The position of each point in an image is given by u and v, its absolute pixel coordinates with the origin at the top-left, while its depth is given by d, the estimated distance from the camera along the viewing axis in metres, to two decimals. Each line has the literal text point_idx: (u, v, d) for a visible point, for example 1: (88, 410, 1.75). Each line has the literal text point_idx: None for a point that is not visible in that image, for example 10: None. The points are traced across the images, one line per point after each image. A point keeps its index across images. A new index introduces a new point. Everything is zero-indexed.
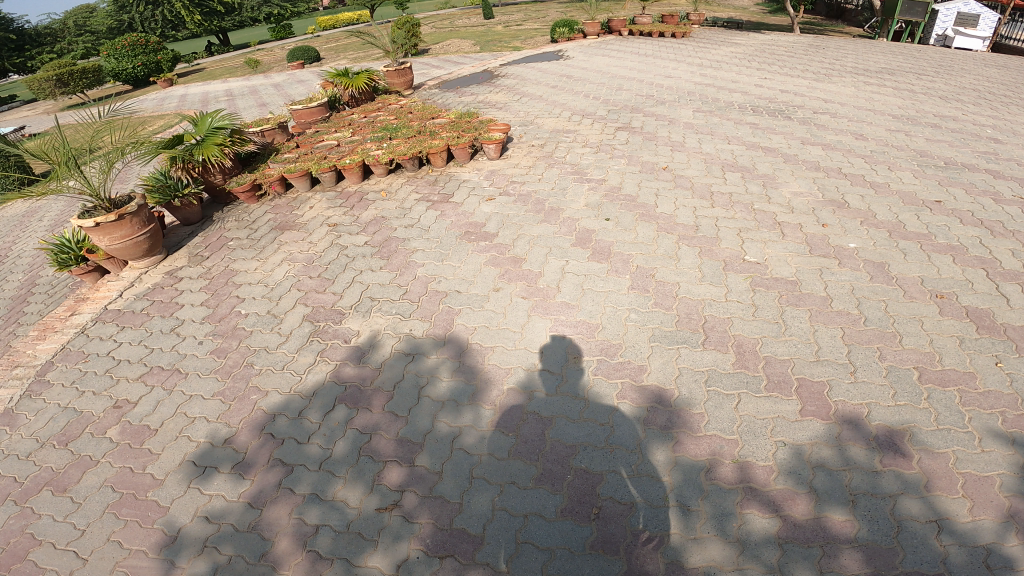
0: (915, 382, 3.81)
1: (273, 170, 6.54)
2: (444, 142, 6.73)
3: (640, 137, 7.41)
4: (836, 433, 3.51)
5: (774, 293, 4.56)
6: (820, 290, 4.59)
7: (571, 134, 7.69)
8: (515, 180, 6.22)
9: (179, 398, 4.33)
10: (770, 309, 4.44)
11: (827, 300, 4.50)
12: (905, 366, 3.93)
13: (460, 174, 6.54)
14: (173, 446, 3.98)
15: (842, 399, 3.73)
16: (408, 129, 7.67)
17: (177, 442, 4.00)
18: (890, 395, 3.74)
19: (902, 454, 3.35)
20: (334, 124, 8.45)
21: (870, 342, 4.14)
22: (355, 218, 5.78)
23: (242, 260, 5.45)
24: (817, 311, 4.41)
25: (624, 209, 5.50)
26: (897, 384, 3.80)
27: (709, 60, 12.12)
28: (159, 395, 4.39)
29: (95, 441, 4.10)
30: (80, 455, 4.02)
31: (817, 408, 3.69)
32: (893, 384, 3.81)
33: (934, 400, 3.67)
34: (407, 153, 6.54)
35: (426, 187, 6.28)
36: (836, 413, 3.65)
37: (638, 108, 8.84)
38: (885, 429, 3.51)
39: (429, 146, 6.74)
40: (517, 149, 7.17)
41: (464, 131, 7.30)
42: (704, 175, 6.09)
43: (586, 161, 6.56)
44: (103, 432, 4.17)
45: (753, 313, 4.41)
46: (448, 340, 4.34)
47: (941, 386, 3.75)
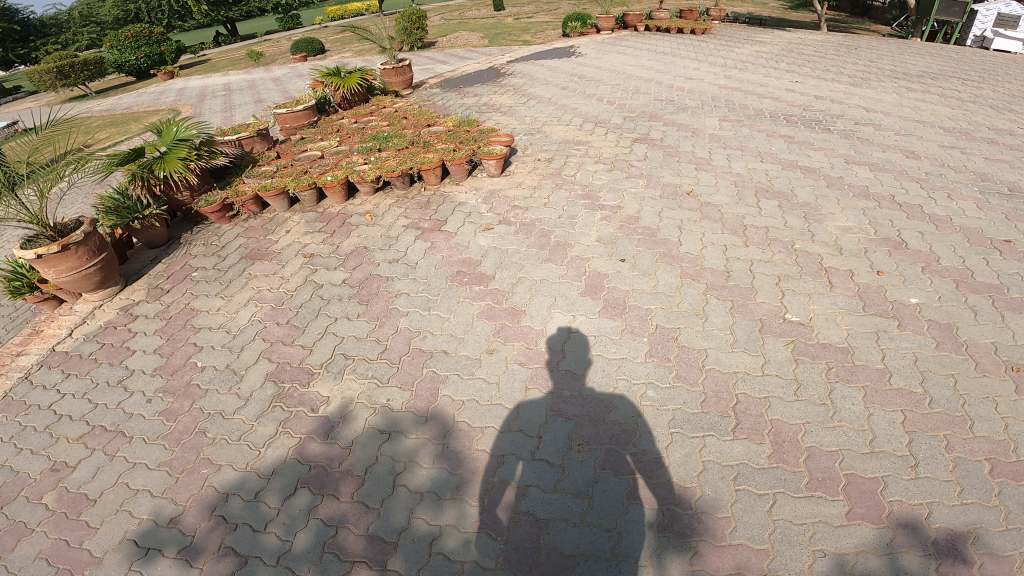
0: (986, 476, 3.08)
1: (247, 186, 5.86)
2: (438, 157, 5.97)
3: (660, 150, 6.62)
4: (887, 539, 2.83)
5: (822, 366, 3.85)
6: (875, 361, 3.86)
7: (582, 147, 6.90)
8: (516, 202, 5.46)
9: (121, 465, 3.71)
10: (816, 385, 3.72)
11: (884, 374, 3.76)
12: (975, 457, 3.18)
13: (454, 194, 5.80)
14: (113, 520, 3.36)
15: (899, 499, 3.01)
16: (400, 140, 6.91)
17: (117, 516, 3.39)
18: (955, 492, 3.02)
19: (963, 560, 2.70)
20: (321, 130, 7.72)
21: (934, 429, 3.37)
22: (331, 249, 5.10)
23: (205, 298, 4.86)
24: (873, 389, 3.66)
25: (642, 247, 4.75)
26: (966, 480, 3.07)
27: (734, 60, 11.21)
28: (98, 460, 3.77)
29: (30, 507, 3.50)
30: (13, 522, 3.43)
31: (867, 510, 2.97)
32: (960, 480, 3.08)
33: (1007, 497, 2.97)
34: (395, 169, 5.80)
35: (417, 210, 5.55)
36: (890, 515, 2.94)
37: (658, 116, 8.00)
38: (946, 532, 2.83)
39: (420, 161, 5.98)
40: (521, 163, 6.39)
41: (462, 144, 6.54)
42: (734, 203, 5.30)
43: (599, 180, 5.77)
44: (39, 497, 3.56)
45: (795, 392, 3.68)
46: (431, 417, 3.68)
47: (1017, 480, 3.03)
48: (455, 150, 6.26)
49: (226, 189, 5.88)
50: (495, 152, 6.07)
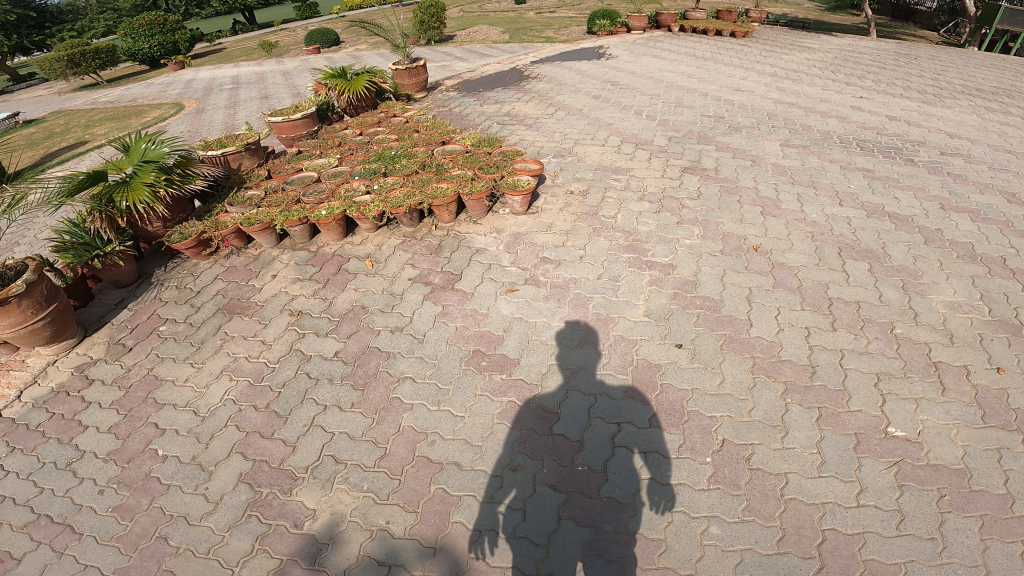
0: None
1: (229, 217, 4.99)
2: (452, 189, 5.00)
3: (716, 185, 5.62)
4: None
5: (932, 493, 2.92)
6: (997, 485, 2.94)
7: (622, 176, 5.95)
8: (541, 249, 4.54)
9: (65, 572, 2.95)
10: (925, 518, 2.80)
11: (1006, 501, 2.86)
12: None
13: (468, 231, 4.86)
14: None
15: None
16: (409, 161, 5.96)
17: None
18: None
19: None
20: (322, 144, 6.79)
21: None
22: (321, 303, 4.26)
23: (172, 364, 4.11)
24: (992, 519, 2.78)
25: (702, 326, 3.91)
26: None
27: (787, 69, 10.10)
28: (43, 559, 3.02)
29: None
30: None
31: None
32: None
33: None
34: (400, 202, 4.84)
35: (426, 252, 4.62)
36: None
37: (707, 138, 6.99)
38: None
39: (431, 192, 5.01)
40: (551, 196, 5.43)
41: (481, 169, 5.55)
42: (814, 266, 4.41)
43: (645, 225, 4.81)
44: None
45: (898, 525, 2.78)
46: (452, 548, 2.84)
47: None
48: (473, 179, 5.29)
49: (206, 219, 4.97)
50: (521, 185, 5.08)
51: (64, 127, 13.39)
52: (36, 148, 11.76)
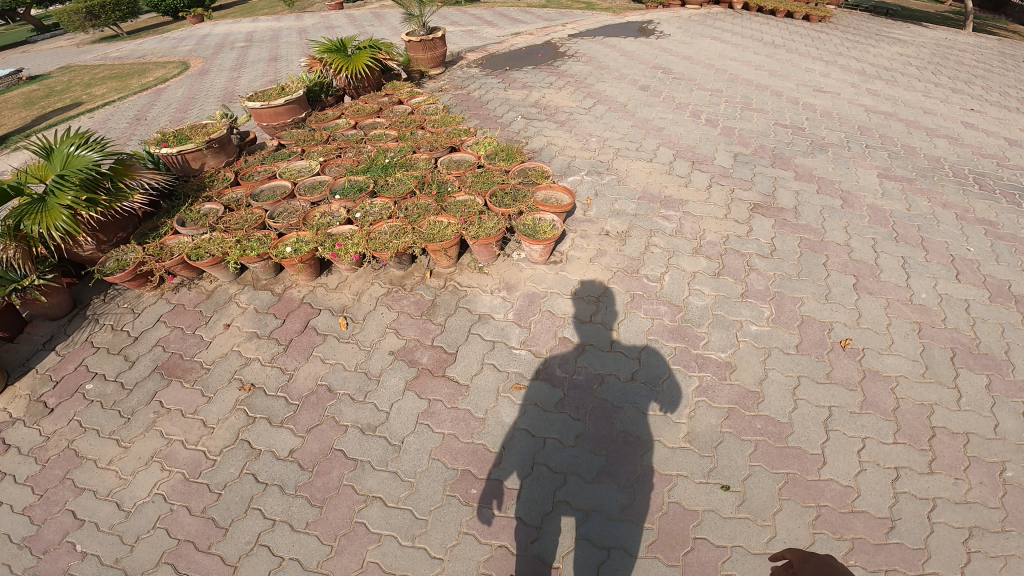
0: None
1: (178, 241, 4.09)
2: (450, 229, 3.99)
3: (793, 236, 4.45)
4: None
5: None
6: None
7: (670, 212, 4.81)
8: (554, 322, 3.56)
9: None
10: None
11: None
12: None
13: (469, 286, 3.90)
14: None
15: None
16: (404, 175, 4.90)
17: None
18: None
19: None
20: (305, 138, 5.69)
21: None
22: (280, 374, 3.40)
23: (96, 438, 3.28)
24: None
25: (759, 462, 2.97)
26: None
27: (878, 66, 8.45)
28: None
29: None
30: None
31: None
32: None
33: None
34: (383, 244, 3.86)
35: (415, 313, 3.69)
36: None
37: (784, 159, 5.69)
38: None
39: (423, 231, 4.01)
40: (579, 239, 4.38)
41: (491, 198, 4.49)
42: (918, 379, 3.37)
43: (698, 297, 3.76)
44: None
45: None
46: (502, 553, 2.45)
47: None
48: (478, 212, 4.24)
49: (152, 241, 4.10)
50: (541, 230, 4.03)
51: (66, 85, 12.53)
52: (31, 108, 10.93)
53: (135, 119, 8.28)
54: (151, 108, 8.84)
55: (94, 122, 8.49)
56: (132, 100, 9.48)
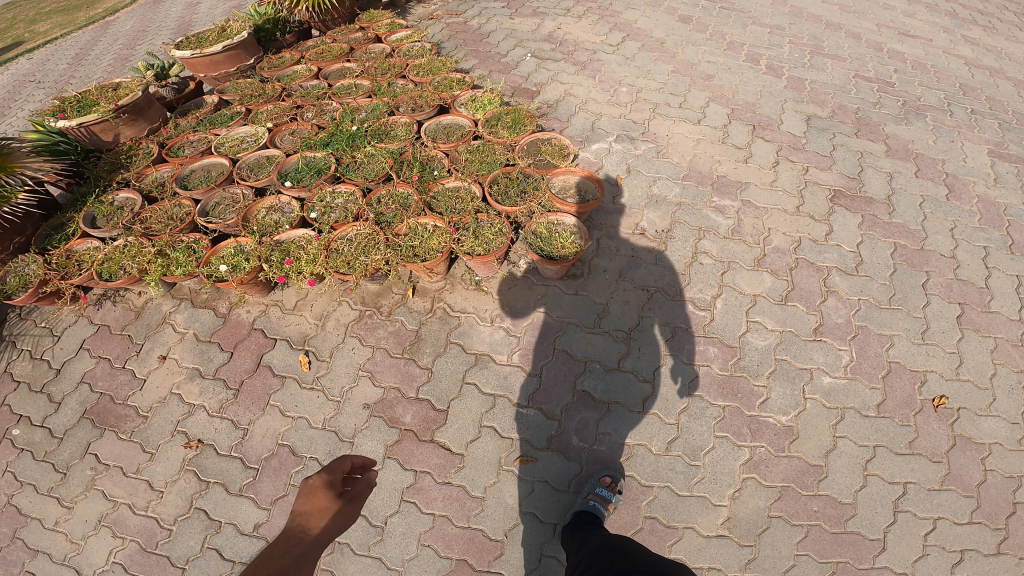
0: None
1: (89, 251, 3.06)
2: (437, 238, 2.92)
3: (881, 240, 3.63)
4: None
5: None
6: None
7: (719, 203, 3.92)
8: (568, 369, 2.92)
9: None
10: None
11: None
12: None
13: (460, 311, 3.13)
14: None
15: None
16: (374, 149, 3.50)
17: None
18: None
19: None
20: (250, 90, 4.15)
21: None
22: (233, 430, 2.85)
23: (35, 494, 2.81)
24: None
25: (807, 550, 2.47)
26: None
27: (974, 3, 6.97)
28: None
29: None
30: None
31: None
32: None
33: None
34: (347, 262, 2.82)
35: (395, 349, 3.01)
36: None
37: (871, 126, 4.60)
38: None
39: (402, 241, 2.94)
40: (603, 243, 3.57)
41: (489, 187, 3.27)
42: (1015, 448, 2.75)
43: (759, 334, 3.09)
44: None
45: None
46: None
47: None
48: (474, 211, 3.09)
49: (56, 247, 3.15)
50: (556, 244, 3.05)
51: (9, 20, 10.88)
52: None
53: (76, 61, 6.99)
54: (94, 45, 7.47)
55: (30, 65, 7.21)
56: (76, 37, 8.09)
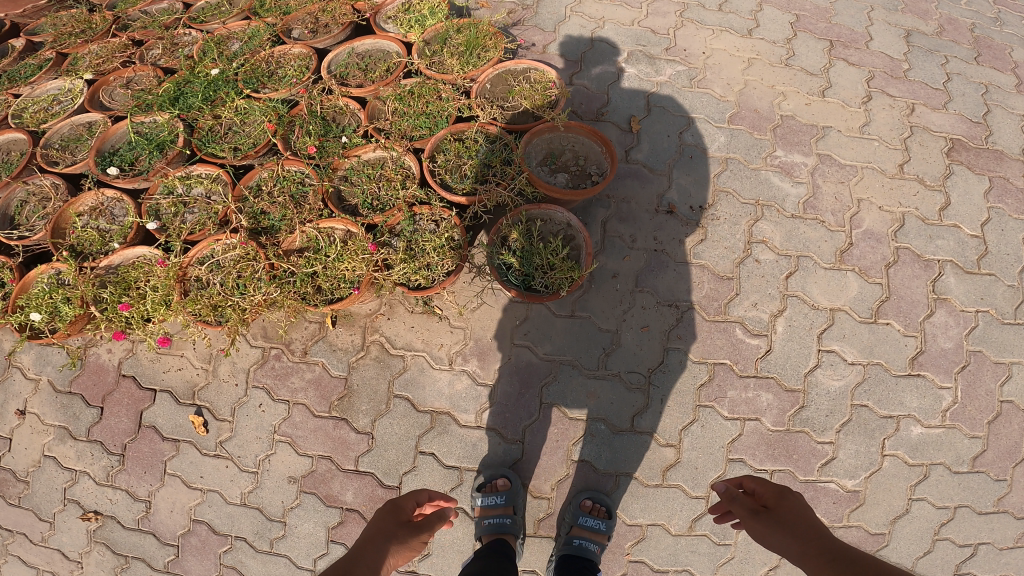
0: None
1: None
2: (348, 259, 1.77)
3: (1014, 216, 2.74)
4: None
5: None
6: None
7: (779, 162, 2.79)
8: (557, 431, 2.21)
9: None
10: None
11: None
12: None
13: (404, 350, 2.12)
14: None
15: None
16: (246, 101, 2.17)
17: None
18: None
19: None
20: (68, 24, 2.72)
21: None
22: (130, 502, 2.28)
23: None
24: None
25: None
26: None
27: None
28: None
29: None
30: None
31: None
32: None
33: None
34: (210, 307, 1.78)
35: (319, 407, 2.14)
36: None
37: (994, 47, 3.28)
38: None
39: (293, 264, 1.81)
40: (609, 232, 2.51)
41: (431, 162, 2.02)
42: None
43: (834, 372, 2.40)
44: None
45: None
46: (507, 494, 2.06)
47: None
48: (405, 205, 1.89)
49: None
50: (538, 256, 1.88)
51: None
52: None
53: None
54: None
55: None
56: None
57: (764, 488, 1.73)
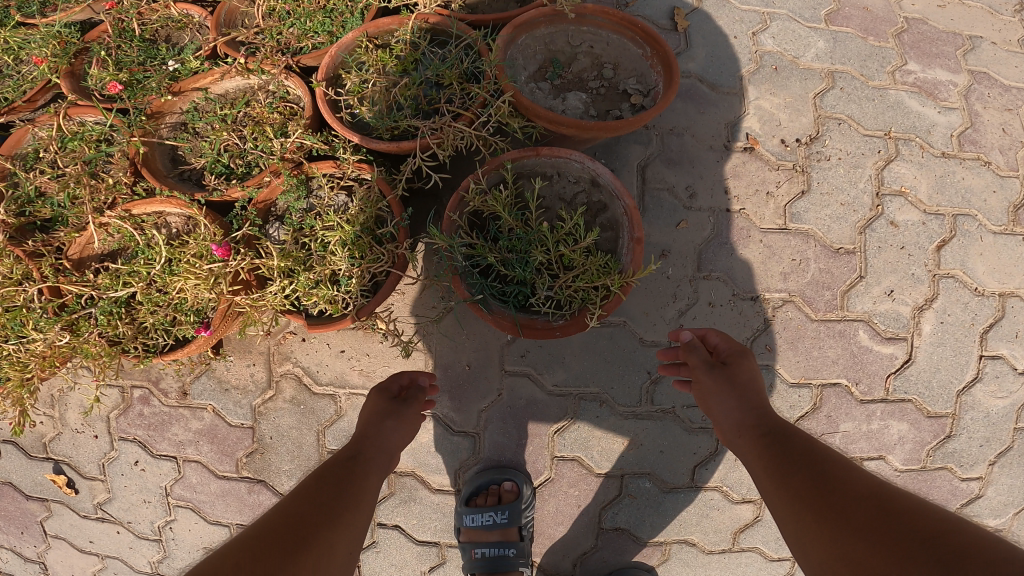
0: None
1: None
2: (182, 275, 1.04)
3: None
4: None
5: None
6: None
7: (914, 81, 1.71)
8: (576, 492, 1.48)
9: None
10: None
11: None
12: None
13: (331, 389, 1.32)
14: None
15: None
16: (13, 28, 1.34)
17: None
18: None
19: None
20: None
21: None
22: (20, 564, 1.65)
23: None
24: None
25: None
26: None
27: None
28: None
29: None
30: None
31: None
32: None
33: None
34: None
35: (222, 464, 1.42)
36: None
37: None
38: None
39: (89, 284, 1.12)
40: (649, 181, 1.54)
41: (337, 91, 1.16)
42: None
43: (999, 386, 1.61)
44: None
45: None
46: (511, 509, 1.38)
47: None
48: (280, 167, 1.08)
49: None
50: (538, 248, 0.98)
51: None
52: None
53: None
54: None
55: None
56: None
57: (730, 345, 1.13)
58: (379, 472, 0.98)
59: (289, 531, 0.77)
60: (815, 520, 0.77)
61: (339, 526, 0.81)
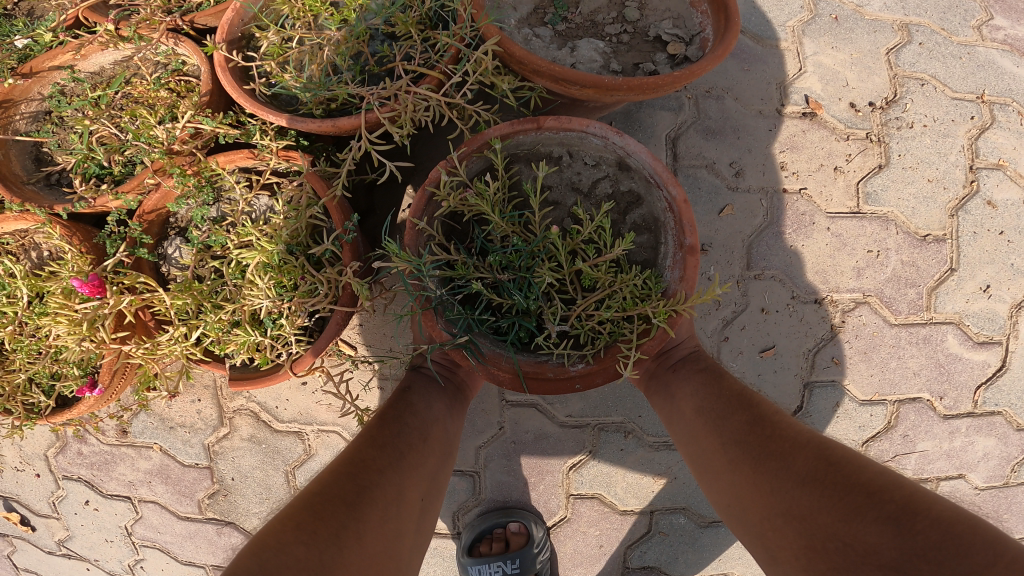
0: None
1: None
2: (48, 318, 0.86)
3: None
4: None
5: None
6: None
7: (1002, 38, 1.30)
8: (596, 532, 1.24)
9: None
10: None
11: None
12: None
13: (296, 426, 1.15)
14: None
15: None
16: None
17: None
18: None
19: None
20: None
21: None
22: None
23: None
24: None
25: None
26: None
27: None
28: None
29: None
30: None
31: None
32: None
33: None
34: None
35: (182, 505, 1.22)
36: None
37: None
38: None
39: None
40: (682, 158, 1.22)
41: (247, 54, 0.88)
42: None
43: None
44: None
45: None
46: (520, 559, 1.17)
47: None
48: (165, 165, 0.85)
49: None
50: (543, 263, 0.72)
51: None
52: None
53: None
54: None
55: None
56: None
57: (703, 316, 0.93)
58: (440, 395, 0.84)
59: (352, 478, 0.66)
60: (754, 472, 0.70)
61: (405, 469, 0.71)
